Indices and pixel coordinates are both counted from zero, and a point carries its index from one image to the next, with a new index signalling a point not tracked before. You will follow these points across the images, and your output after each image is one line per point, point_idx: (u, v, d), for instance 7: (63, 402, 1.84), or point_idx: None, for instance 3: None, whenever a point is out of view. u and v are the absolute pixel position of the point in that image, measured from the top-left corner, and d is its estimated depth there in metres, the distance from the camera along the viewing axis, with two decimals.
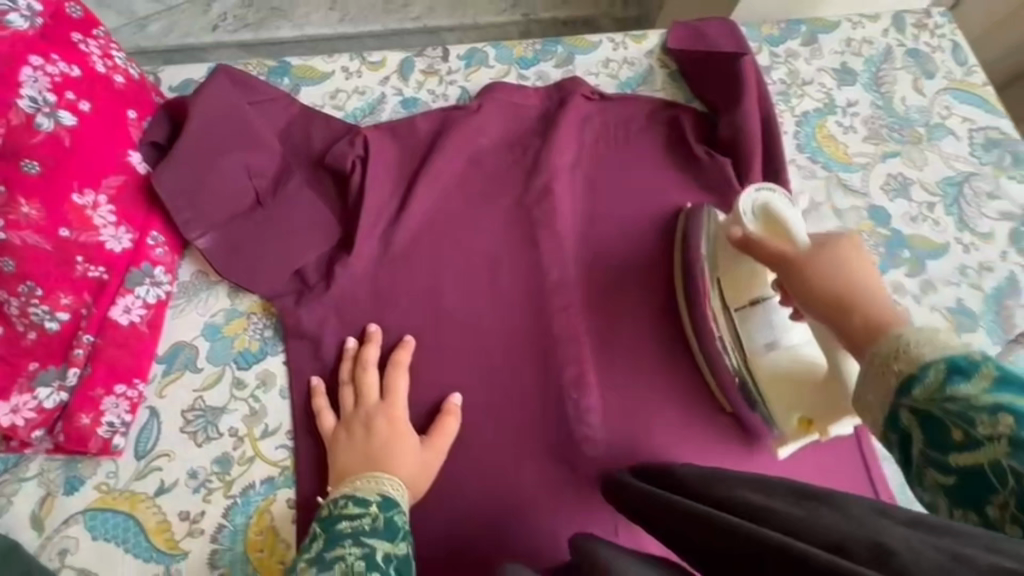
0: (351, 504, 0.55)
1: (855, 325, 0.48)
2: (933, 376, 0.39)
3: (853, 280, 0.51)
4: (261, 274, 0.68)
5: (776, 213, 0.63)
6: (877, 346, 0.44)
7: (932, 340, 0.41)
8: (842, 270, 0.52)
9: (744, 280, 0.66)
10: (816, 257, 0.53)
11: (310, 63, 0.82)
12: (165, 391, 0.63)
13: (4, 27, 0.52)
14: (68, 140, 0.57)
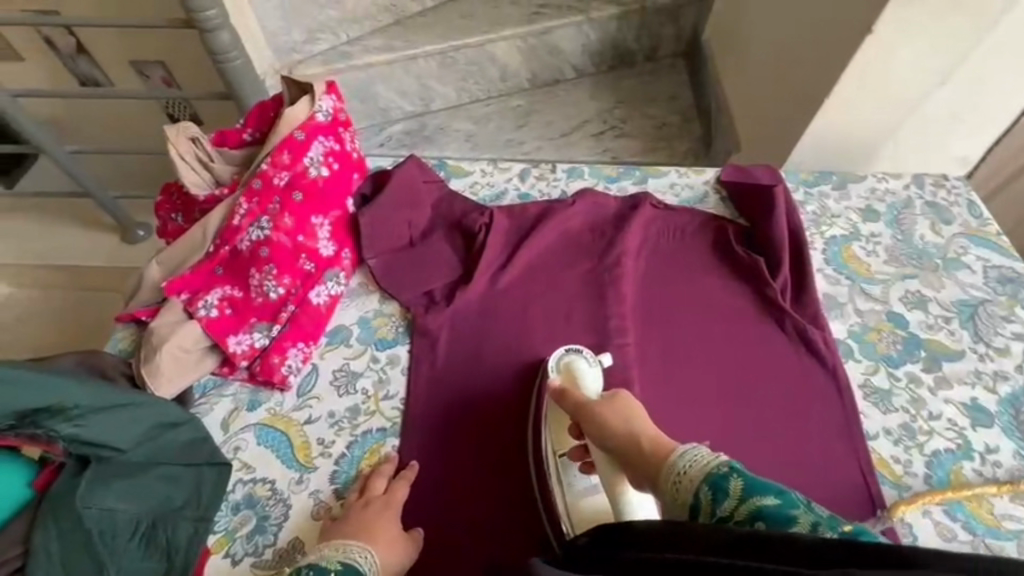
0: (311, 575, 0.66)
1: (652, 454, 0.68)
2: (705, 500, 0.58)
3: (634, 422, 0.73)
4: (405, 288, 0.95)
5: (577, 369, 0.86)
6: (664, 478, 0.64)
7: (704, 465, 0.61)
8: (632, 415, 0.75)
9: (558, 432, 0.83)
10: (608, 412, 0.76)
11: (459, 164, 1.19)
12: (325, 355, 0.89)
13: (313, 120, 0.91)
14: (321, 185, 0.92)
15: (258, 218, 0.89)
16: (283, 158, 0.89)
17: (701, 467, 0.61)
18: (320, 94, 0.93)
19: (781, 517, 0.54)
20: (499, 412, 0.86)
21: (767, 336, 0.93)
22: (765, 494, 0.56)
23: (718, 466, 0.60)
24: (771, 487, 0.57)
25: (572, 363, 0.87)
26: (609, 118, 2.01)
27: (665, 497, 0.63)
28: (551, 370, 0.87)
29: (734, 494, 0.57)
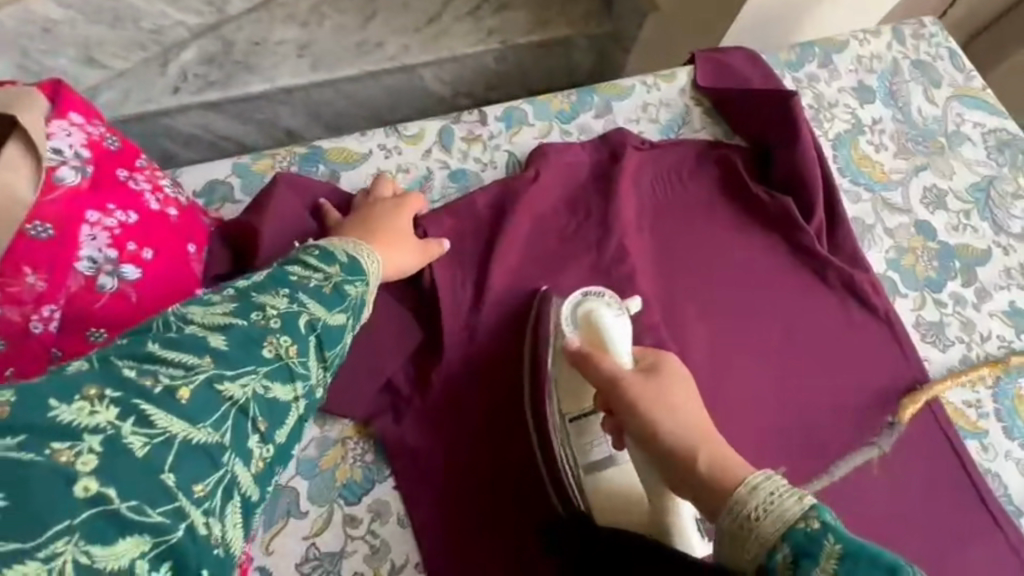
0: (317, 254, 0.54)
1: (701, 467, 0.50)
2: (783, 561, 0.43)
3: (680, 411, 0.54)
4: (352, 395, 0.62)
5: (597, 317, 0.65)
6: (728, 505, 0.47)
7: (782, 508, 0.45)
8: (677, 393, 0.55)
9: (567, 395, 0.63)
10: (649, 382, 0.55)
11: (343, 145, 0.76)
12: (273, 546, 0.57)
13: (54, 187, 0.46)
14: (134, 296, 0.49)
15: None
16: (25, 285, 0.44)
17: (780, 516, 0.45)
18: (39, 125, 0.45)
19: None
20: (500, 407, 0.64)
21: (806, 292, 0.77)
22: (870, 573, 0.40)
23: (804, 522, 0.44)
24: (882, 562, 0.41)
25: (592, 311, 0.65)
26: None
27: (721, 536, 0.47)
28: (566, 321, 0.66)
29: (827, 562, 0.41)
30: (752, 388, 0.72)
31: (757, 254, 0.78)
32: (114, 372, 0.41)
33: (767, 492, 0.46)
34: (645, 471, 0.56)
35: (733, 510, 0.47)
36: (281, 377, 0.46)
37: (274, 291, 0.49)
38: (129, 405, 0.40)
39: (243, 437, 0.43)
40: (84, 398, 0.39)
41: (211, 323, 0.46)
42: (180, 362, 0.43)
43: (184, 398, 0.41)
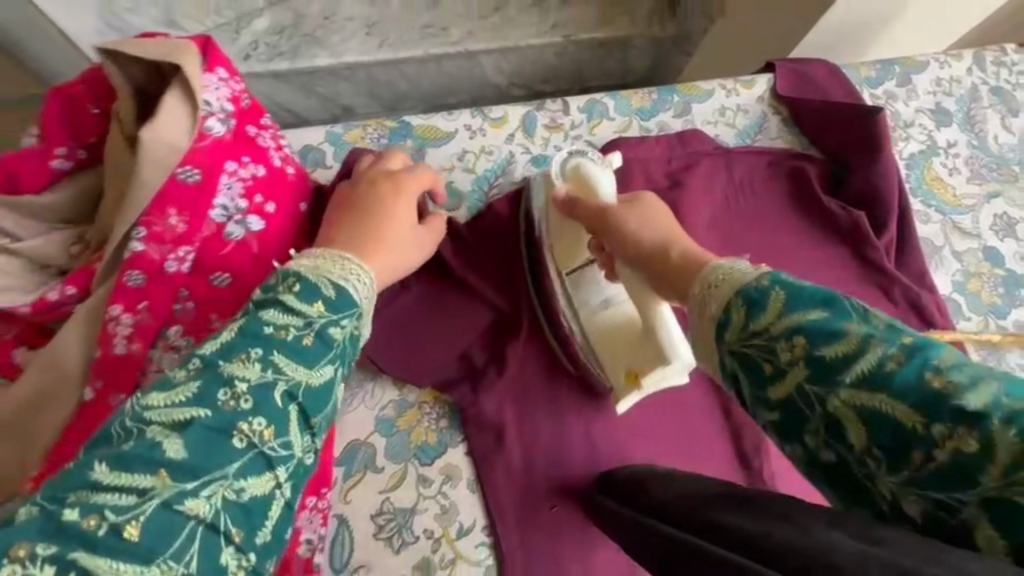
0: (296, 291, 0.47)
1: (677, 261, 0.51)
2: (736, 316, 0.42)
3: (655, 219, 0.56)
4: (428, 364, 0.65)
5: (584, 168, 0.66)
6: (696, 282, 0.47)
7: (732, 274, 0.44)
8: (649, 216, 0.56)
9: (564, 247, 0.65)
10: (631, 210, 0.57)
11: (430, 122, 0.78)
12: (350, 496, 0.61)
13: (204, 137, 0.48)
14: (256, 247, 0.52)
15: (159, 334, 0.50)
16: (170, 224, 0.47)
17: (734, 278, 0.44)
18: (199, 77, 0.48)
19: (827, 334, 0.37)
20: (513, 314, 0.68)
21: (867, 301, 0.77)
22: (810, 308, 0.39)
23: (756, 280, 0.42)
24: (819, 295, 0.39)
25: (580, 166, 0.66)
26: None
27: (690, 312, 0.47)
28: (555, 176, 0.68)
29: (773, 309, 0.40)
30: None
31: (828, 266, 0.78)
32: (63, 520, 0.35)
33: (720, 268, 0.46)
34: (634, 283, 0.58)
35: (699, 283, 0.46)
36: (256, 470, 0.41)
37: (242, 355, 0.44)
38: (67, 561, 0.34)
39: (214, 555, 0.38)
40: (10, 563, 0.33)
41: (170, 421, 0.41)
42: (131, 488, 0.37)
43: (133, 538, 0.36)
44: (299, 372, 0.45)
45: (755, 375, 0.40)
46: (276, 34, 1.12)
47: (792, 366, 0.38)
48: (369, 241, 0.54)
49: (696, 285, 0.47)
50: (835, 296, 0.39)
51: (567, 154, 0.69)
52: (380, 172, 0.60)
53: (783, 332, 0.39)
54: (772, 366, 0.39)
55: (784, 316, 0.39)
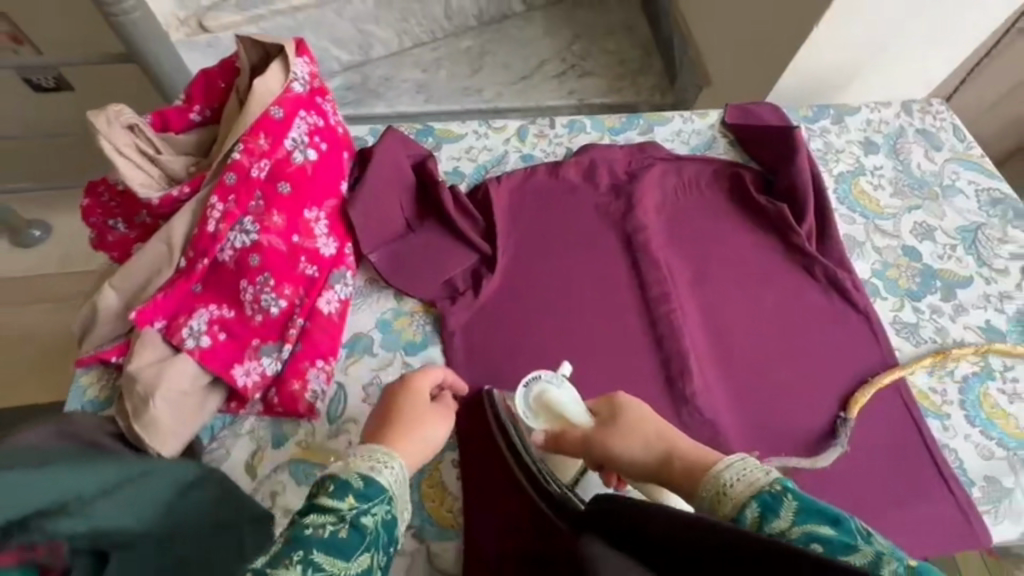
0: (332, 490, 0.51)
1: (680, 470, 0.56)
2: (750, 517, 0.47)
3: (642, 437, 0.61)
4: (420, 282, 0.84)
5: (551, 395, 0.70)
6: (701, 486, 0.53)
7: (748, 479, 0.50)
8: (632, 431, 0.61)
9: (558, 462, 0.72)
10: (617, 432, 0.62)
11: (448, 127, 1.04)
12: (350, 370, 0.78)
13: (290, 91, 0.73)
14: (310, 171, 0.76)
15: (238, 220, 0.73)
16: (259, 144, 0.71)
17: (750, 483, 0.49)
18: (294, 57, 0.74)
19: (843, 548, 0.42)
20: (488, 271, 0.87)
21: (791, 275, 0.92)
22: (820, 522, 0.45)
23: (770, 486, 0.48)
24: (830, 513, 0.45)
25: (543, 393, 0.71)
26: (568, 56, 1.97)
27: (701, 509, 0.52)
28: (525, 416, 0.72)
29: (788, 515, 0.46)
30: (717, 270, 0.91)
31: (758, 244, 0.94)
32: None
33: (728, 471, 0.51)
34: (641, 485, 0.63)
35: (711, 485, 0.52)
36: None
37: (287, 558, 0.45)
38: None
39: None
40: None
41: None
42: None
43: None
44: (337, 565, 0.47)
45: None
46: None
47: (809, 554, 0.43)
48: (396, 433, 0.61)
49: (700, 490, 0.52)
50: (839, 515, 0.45)
51: (525, 382, 0.74)
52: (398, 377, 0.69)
53: (798, 537, 0.44)
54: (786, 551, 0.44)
55: (798, 522, 0.45)
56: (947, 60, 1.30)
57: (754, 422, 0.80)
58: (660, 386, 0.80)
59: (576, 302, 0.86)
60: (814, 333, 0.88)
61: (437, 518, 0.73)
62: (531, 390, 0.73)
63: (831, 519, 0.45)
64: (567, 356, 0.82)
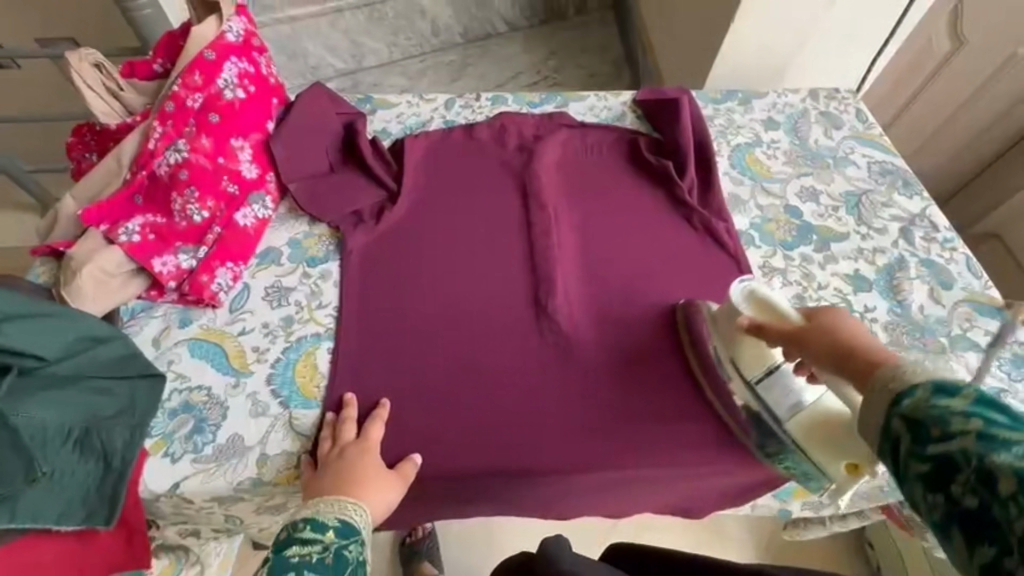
0: (311, 527, 0.68)
1: (858, 364, 0.55)
2: (920, 390, 0.44)
3: (840, 332, 0.61)
4: (329, 209, 0.97)
5: (761, 295, 0.77)
6: (881, 368, 0.50)
7: (934, 371, 0.46)
8: (836, 323, 0.62)
9: (752, 357, 0.79)
10: (825, 319, 0.64)
11: (385, 97, 1.20)
12: (258, 274, 0.90)
13: (222, 40, 0.89)
14: (237, 106, 0.92)
15: (174, 141, 0.89)
16: (194, 80, 0.88)
17: (926, 373, 0.46)
18: (230, 14, 0.91)
19: (1009, 432, 0.39)
20: (391, 206, 0.99)
21: (670, 222, 1.01)
22: (997, 414, 0.40)
23: (958, 380, 0.44)
24: (1013, 413, 0.40)
25: (756, 291, 0.78)
26: (543, 69, 2.12)
27: (873, 382, 0.49)
28: (737, 305, 0.80)
29: (962, 398, 0.42)
30: (599, 216, 1.01)
31: (644, 196, 1.04)
32: None
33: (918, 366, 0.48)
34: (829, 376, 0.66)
35: (886, 371, 0.49)
36: None
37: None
38: None
39: None
40: None
41: None
42: None
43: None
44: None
45: (919, 440, 0.42)
46: None
47: (963, 435, 0.40)
48: (352, 487, 0.73)
49: (872, 379, 0.50)
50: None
51: (741, 281, 0.81)
52: (340, 447, 0.76)
53: (963, 412, 0.41)
54: (940, 431, 0.41)
55: (970, 405, 0.41)
56: (865, 55, 1.40)
57: (607, 339, 0.89)
58: (528, 305, 0.91)
59: (468, 235, 0.98)
60: (683, 271, 0.95)
61: (305, 392, 0.81)
62: (744, 293, 0.79)
63: (1014, 414, 0.40)
64: (448, 274, 0.93)
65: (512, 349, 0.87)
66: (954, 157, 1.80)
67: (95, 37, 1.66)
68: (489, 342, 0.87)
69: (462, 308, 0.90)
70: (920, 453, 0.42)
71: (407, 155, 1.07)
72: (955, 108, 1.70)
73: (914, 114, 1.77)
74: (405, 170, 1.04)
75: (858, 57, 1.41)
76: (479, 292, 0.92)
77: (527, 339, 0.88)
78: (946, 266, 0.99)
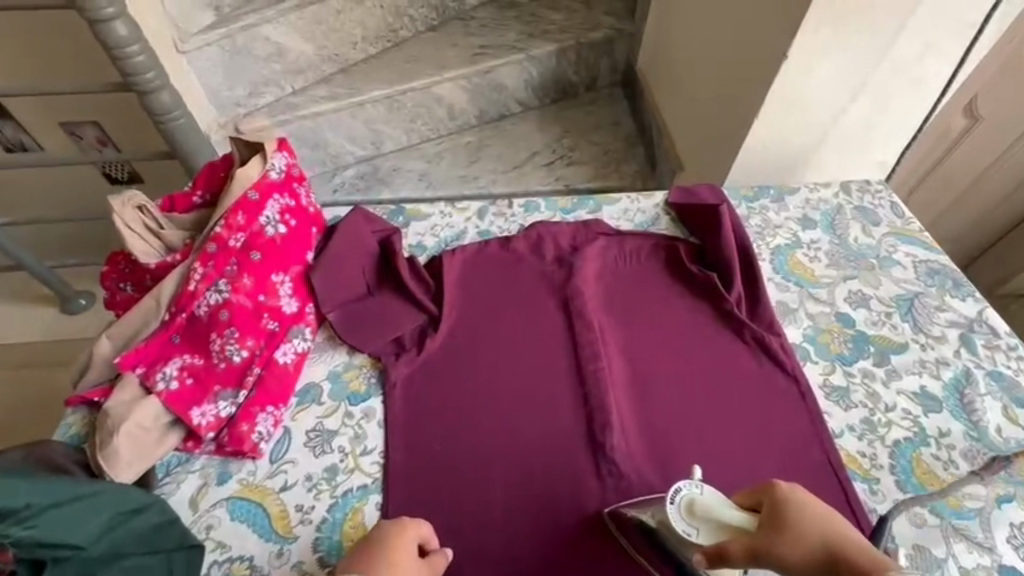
0: None
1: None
2: None
3: (808, 529, 0.59)
4: (369, 339, 0.94)
5: (700, 503, 0.69)
6: None
7: None
8: (798, 525, 0.59)
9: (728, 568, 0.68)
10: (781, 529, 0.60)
11: (418, 208, 1.19)
12: (298, 416, 0.86)
13: (264, 179, 0.89)
14: (279, 242, 0.91)
15: (215, 281, 0.87)
16: (237, 220, 0.87)
17: None
18: (273, 152, 0.92)
19: None
20: (431, 332, 0.96)
21: (720, 338, 0.97)
22: None
23: None
24: None
25: (693, 502, 0.69)
26: (558, 147, 2.12)
27: None
28: (686, 528, 0.68)
29: None
30: (645, 333, 0.98)
31: (690, 308, 1.01)
32: None
33: None
34: None
35: None
36: None
37: None
38: None
39: None
40: None
41: None
42: None
43: None
44: None
45: None
46: None
47: None
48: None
49: None
50: None
51: (671, 497, 0.71)
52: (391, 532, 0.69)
53: None
54: None
55: None
56: (890, 143, 1.40)
57: (669, 480, 0.83)
58: (582, 440, 0.87)
59: (512, 361, 0.95)
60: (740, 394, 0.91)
61: None
62: (680, 507, 0.70)
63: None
64: (495, 411, 0.89)
65: (569, 494, 0.82)
66: (989, 210, 1.80)
67: (122, 140, 1.69)
68: (545, 488, 0.82)
69: (512, 450, 0.85)
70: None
71: (446, 272, 1.05)
72: (987, 165, 1.69)
73: (939, 178, 1.76)
74: (444, 291, 1.02)
75: (884, 144, 1.41)
76: (529, 430, 0.88)
77: (585, 483, 0.83)
78: (1015, 378, 0.93)
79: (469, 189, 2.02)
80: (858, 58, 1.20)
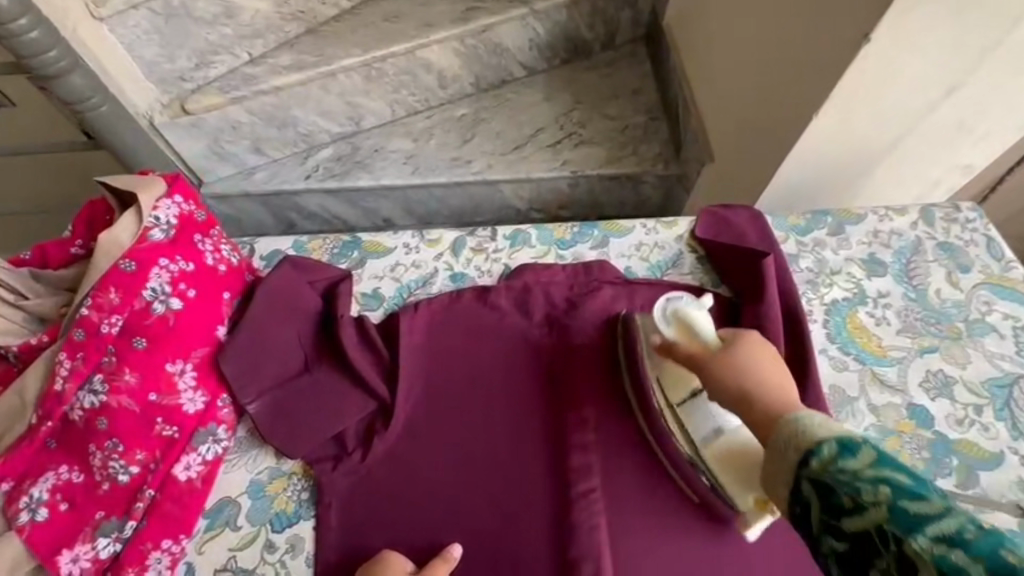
0: None
1: (759, 415, 0.56)
2: (826, 450, 0.43)
3: (753, 375, 0.60)
4: (299, 440, 0.74)
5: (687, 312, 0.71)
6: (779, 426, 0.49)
7: (826, 426, 0.46)
8: (747, 372, 0.61)
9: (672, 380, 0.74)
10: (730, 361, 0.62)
11: (377, 238, 0.94)
12: (205, 547, 0.69)
13: (145, 241, 0.69)
14: (172, 321, 0.70)
15: (87, 378, 0.66)
16: (108, 299, 0.66)
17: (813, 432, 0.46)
18: (154, 201, 0.71)
19: (911, 493, 0.38)
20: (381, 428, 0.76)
21: None
22: (896, 470, 0.40)
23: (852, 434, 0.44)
24: (901, 467, 0.41)
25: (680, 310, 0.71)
26: (566, 122, 1.53)
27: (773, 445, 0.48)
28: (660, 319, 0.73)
29: (864, 459, 0.41)
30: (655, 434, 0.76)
31: None
32: None
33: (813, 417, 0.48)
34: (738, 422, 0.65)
35: (785, 426, 0.48)
36: None
37: None
38: None
39: None
40: None
41: None
42: None
43: None
44: None
45: (831, 506, 0.41)
46: (333, 161, 1.51)
47: (875, 507, 0.39)
48: None
49: (774, 434, 0.49)
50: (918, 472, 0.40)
51: (666, 299, 0.75)
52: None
53: (869, 477, 0.40)
54: (852, 499, 0.40)
55: (873, 465, 0.41)
56: (991, 147, 1.07)
57: None
58: None
59: (482, 470, 0.74)
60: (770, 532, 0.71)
61: None
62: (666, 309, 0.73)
63: (910, 472, 0.40)
64: (458, 536, 0.70)
65: None
66: None
67: None
68: None
69: None
70: (836, 529, 0.41)
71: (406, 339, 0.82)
72: None
73: None
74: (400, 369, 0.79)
75: (984, 146, 1.07)
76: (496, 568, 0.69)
77: None
78: None
79: (463, 176, 1.46)
80: (982, 37, 0.84)
